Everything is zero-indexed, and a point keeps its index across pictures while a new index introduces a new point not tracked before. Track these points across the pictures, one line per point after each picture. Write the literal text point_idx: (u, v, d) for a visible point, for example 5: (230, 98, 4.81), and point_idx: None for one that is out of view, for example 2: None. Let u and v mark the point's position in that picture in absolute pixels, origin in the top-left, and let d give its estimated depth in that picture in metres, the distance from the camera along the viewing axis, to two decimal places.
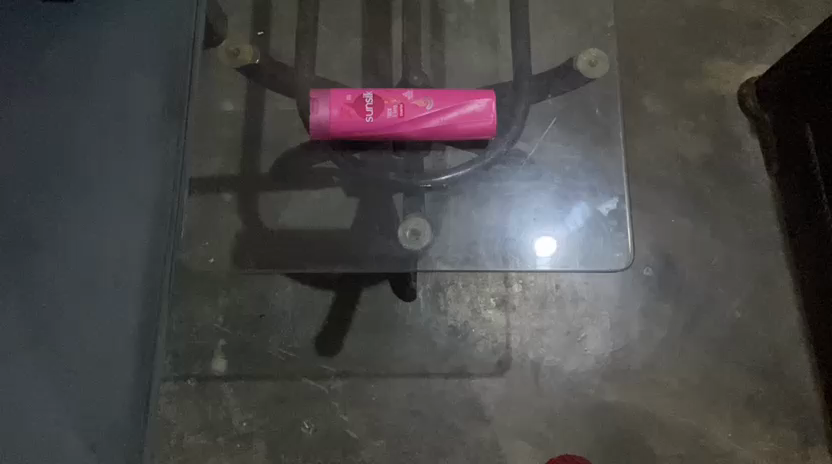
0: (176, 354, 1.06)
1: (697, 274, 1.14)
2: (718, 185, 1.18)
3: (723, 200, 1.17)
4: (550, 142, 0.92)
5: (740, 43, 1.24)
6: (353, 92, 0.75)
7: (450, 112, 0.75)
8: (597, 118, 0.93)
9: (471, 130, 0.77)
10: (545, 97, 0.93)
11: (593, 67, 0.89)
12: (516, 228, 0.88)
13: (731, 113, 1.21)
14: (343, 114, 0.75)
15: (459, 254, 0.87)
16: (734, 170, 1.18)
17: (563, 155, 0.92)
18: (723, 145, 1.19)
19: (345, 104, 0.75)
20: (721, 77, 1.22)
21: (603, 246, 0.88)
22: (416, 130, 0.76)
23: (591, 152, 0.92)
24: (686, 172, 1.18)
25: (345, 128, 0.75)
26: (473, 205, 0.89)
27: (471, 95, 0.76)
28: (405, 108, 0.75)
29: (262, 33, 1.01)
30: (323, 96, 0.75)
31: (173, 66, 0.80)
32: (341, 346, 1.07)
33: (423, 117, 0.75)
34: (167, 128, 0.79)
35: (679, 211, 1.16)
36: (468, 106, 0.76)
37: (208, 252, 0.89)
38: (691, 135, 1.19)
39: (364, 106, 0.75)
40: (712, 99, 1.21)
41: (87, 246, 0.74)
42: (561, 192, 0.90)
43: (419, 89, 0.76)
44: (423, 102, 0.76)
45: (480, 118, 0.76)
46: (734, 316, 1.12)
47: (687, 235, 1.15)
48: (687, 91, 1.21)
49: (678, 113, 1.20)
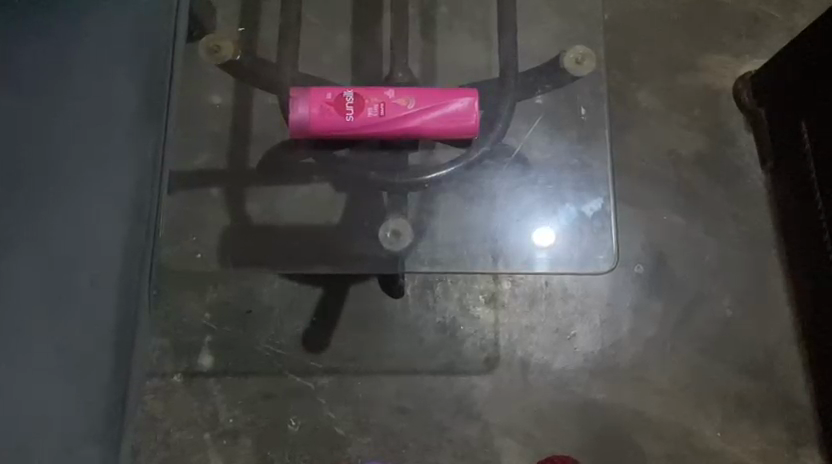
0: (163, 349, 1.05)
1: (688, 271, 1.13)
2: (712, 182, 1.16)
3: (715, 196, 1.16)
4: (536, 141, 0.91)
5: (735, 37, 1.22)
6: (334, 90, 0.74)
7: (432, 112, 0.74)
8: (584, 115, 0.92)
9: (453, 130, 0.76)
10: (533, 94, 0.92)
11: (578, 64, 0.89)
12: (500, 229, 0.87)
13: (725, 109, 1.19)
14: (324, 113, 0.74)
15: (442, 255, 0.86)
16: (728, 166, 1.17)
17: (549, 154, 0.90)
18: (716, 141, 1.18)
19: (326, 102, 0.73)
20: (716, 72, 1.21)
21: (589, 247, 0.86)
22: (397, 130, 0.75)
23: (577, 150, 0.91)
24: (679, 169, 1.17)
25: (326, 127, 0.74)
26: (457, 205, 0.88)
27: (453, 94, 0.75)
28: (386, 107, 0.74)
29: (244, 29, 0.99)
30: (303, 94, 0.74)
31: (155, 61, 0.80)
32: (329, 343, 1.06)
33: (405, 116, 0.74)
34: (147, 125, 0.78)
35: (671, 207, 1.15)
36: (450, 106, 0.75)
37: (195, 247, 0.89)
38: (684, 131, 1.18)
39: (345, 105, 0.73)
40: (707, 95, 1.20)
41: (64, 243, 0.74)
42: (546, 192, 0.89)
43: (401, 89, 0.75)
44: (405, 100, 0.74)
45: (463, 118, 0.75)
46: (725, 314, 1.12)
47: (680, 232, 1.14)
48: (681, 86, 1.20)
49: (671, 108, 1.19)
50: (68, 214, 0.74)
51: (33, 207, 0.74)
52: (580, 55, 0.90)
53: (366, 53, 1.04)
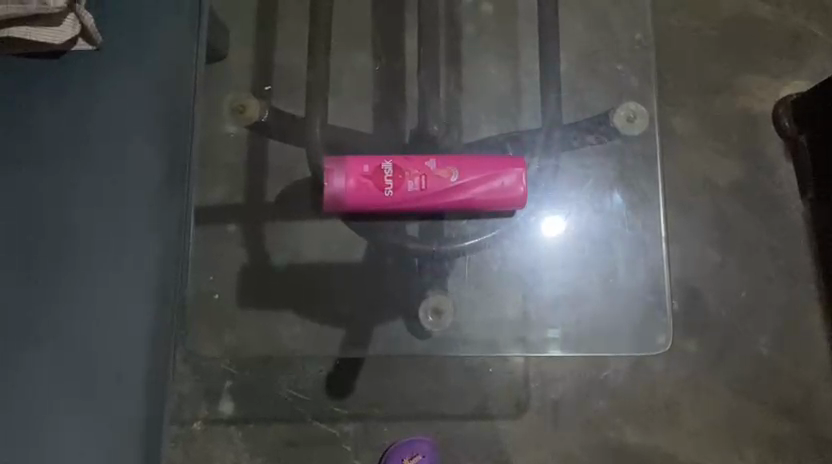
0: (181, 395, 1.02)
1: (724, 309, 1.09)
2: (748, 212, 1.11)
3: (753, 228, 1.11)
4: (582, 209, 0.89)
5: (775, 56, 1.16)
6: (370, 162, 0.69)
7: (477, 186, 0.69)
8: (624, 175, 0.90)
9: (500, 202, 0.70)
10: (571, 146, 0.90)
11: (631, 123, 0.90)
12: (548, 309, 0.87)
13: (764, 135, 1.13)
14: (361, 188, 0.69)
15: (477, 340, 0.87)
16: (766, 194, 1.12)
17: (596, 223, 0.88)
18: (755, 169, 1.12)
19: (363, 176, 0.69)
20: (755, 95, 1.14)
21: (629, 313, 0.87)
22: (439, 203, 0.70)
23: (628, 217, 0.89)
24: (716, 198, 1.12)
25: (362, 203, 0.69)
26: (500, 279, 0.88)
27: (500, 164, 0.70)
28: (427, 180, 0.69)
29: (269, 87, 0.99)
30: (338, 167, 0.69)
31: (172, 130, 0.79)
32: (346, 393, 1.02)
33: (448, 190, 0.69)
34: (169, 200, 0.78)
35: (705, 241, 1.11)
36: (496, 178, 0.70)
37: (212, 286, 0.93)
38: (721, 157, 1.13)
39: (383, 180, 0.69)
40: (744, 119, 1.14)
41: (80, 329, 0.75)
42: (597, 267, 0.88)
43: (442, 158, 0.69)
44: (447, 172, 0.69)
45: (510, 191, 0.70)
46: (760, 353, 1.08)
47: (713, 268, 1.10)
48: (718, 109, 1.14)
49: (708, 133, 1.13)
50: (82, 299, 0.75)
51: (50, 293, 0.76)
52: (632, 112, 0.91)
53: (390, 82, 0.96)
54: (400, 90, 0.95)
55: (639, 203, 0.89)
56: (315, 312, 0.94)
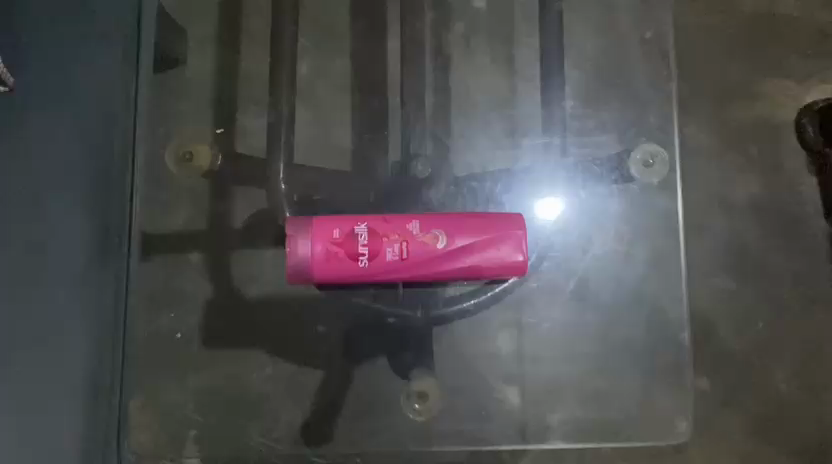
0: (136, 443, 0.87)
1: (739, 341, 0.99)
2: (767, 235, 1.00)
3: (772, 251, 1.00)
4: (593, 275, 0.87)
5: (799, 57, 1.04)
6: (342, 228, 0.64)
7: (465, 252, 0.65)
8: (640, 229, 0.88)
9: (496, 269, 0.65)
10: (576, 184, 0.85)
11: (649, 169, 0.86)
12: (546, 384, 0.87)
13: (786, 147, 1.02)
14: (331, 257, 0.64)
15: (465, 406, 0.86)
16: (787, 214, 1.01)
17: (606, 289, 0.88)
18: (775, 186, 1.01)
19: (333, 243, 0.64)
20: (777, 101, 1.03)
21: (637, 372, 0.87)
22: (425, 270, 0.66)
23: (640, 282, 0.88)
24: (732, 218, 1.01)
25: (334, 273, 0.64)
26: (505, 344, 0.88)
27: (494, 228, 0.65)
28: (409, 245, 0.64)
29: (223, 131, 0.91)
30: (305, 233, 0.64)
31: (110, 186, 0.93)
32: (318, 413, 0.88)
33: (433, 256, 0.65)
34: (116, 258, 0.88)
35: (719, 267, 1.00)
36: (488, 244, 0.65)
37: (173, 326, 0.89)
38: (738, 172, 1.01)
39: (356, 247, 0.64)
40: (764, 129, 1.02)
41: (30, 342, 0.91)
42: (601, 338, 0.87)
43: (423, 222, 0.66)
44: (433, 237, 0.65)
45: (504, 258, 0.66)
46: (776, 390, 0.98)
47: (726, 298, 1.00)
48: (735, 119, 1.02)
49: (723, 146, 1.02)
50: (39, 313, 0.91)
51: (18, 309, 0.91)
52: (649, 155, 0.87)
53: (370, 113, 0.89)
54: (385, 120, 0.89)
55: (635, 246, 0.88)
56: (286, 362, 0.89)
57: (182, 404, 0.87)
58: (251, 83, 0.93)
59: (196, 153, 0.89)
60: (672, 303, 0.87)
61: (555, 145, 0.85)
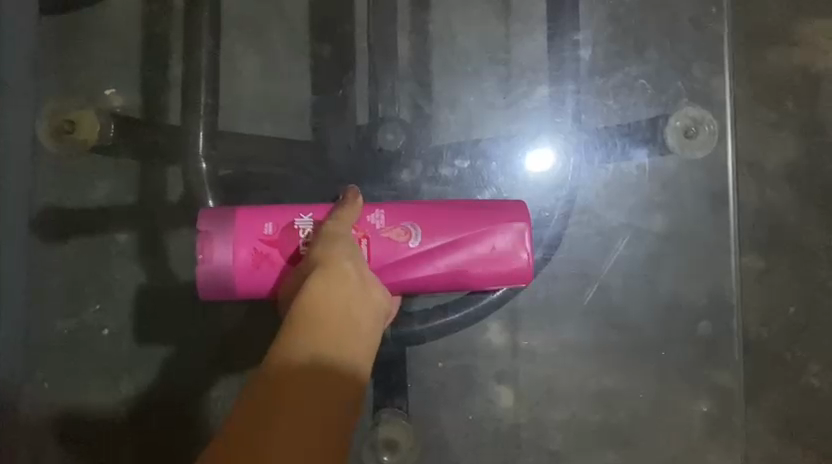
0: (61, 443, 0.72)
1: (766, 328, 0.85)
2: (804, 207, 0.86)
3: (809, 223, 0.85)
4: (617, 266, 0.72)
5: None
6: (278, 221, 0.55)
7: (443, 251, 0.57)
8: (671, 200, 0.72)
9: (467, 277, 0.57)
10: (591, 150, 0.71)
11: (690, 139, 0.70)
12: (560, 386, 0.72)
13: (830, 100, 0.86)
14: (261, 257, 0.54)
15: (454, 413, 0.72)
16: (827, 180, 0.86)
17: (632, 278, 0.72)
18: (814, 147, 0.86)
19: (264, 242, 0.54)
20: (819, 44, 0.87)
21: (654, 376, 0.72)
22: (388, 275, 0.57)
23: (670, 267, 0.72)
24: (762, 185, 0.86)
25: (266, 274, 0.55)
26: (508, 349, 0.73)
27: (472, 227, 0.57)
28: (364, 242, 0.56)
29: (112, 91, 0.75)
30: (228, 231, 0.54)
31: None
32: (329, 314, 0.43)
33: (401, 254, 0.56)
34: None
35: (747, 243, 0.86)
36: (464, 251, 0.57)
37: (99, 320, 0.74)
38: (772, 130, 0.86)
39: (296, 245, 0.55)
40: (803, 80, 0.86)
41: None
42: (625, 337, 0.72)
43: (388, 214, 0.57)
44: (399, 234, 0.57)
45: (482, 265, 0.57)
46: (809, 385, 0.85)
47: (755, 278, 0.86)
48: (769, 67, 0.86)
49: (755, 99, 0.86)
50: None
51: None
52: (692, 122, 0.71)
53: (326, 65, 0.73)
54: (347, 73, 0.72)
55: (666, 226, 0.72)
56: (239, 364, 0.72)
57: (112, 412, 0.73)
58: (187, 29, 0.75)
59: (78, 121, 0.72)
60: (700, 290, 0.72)
61: (570, 105, 0.70)
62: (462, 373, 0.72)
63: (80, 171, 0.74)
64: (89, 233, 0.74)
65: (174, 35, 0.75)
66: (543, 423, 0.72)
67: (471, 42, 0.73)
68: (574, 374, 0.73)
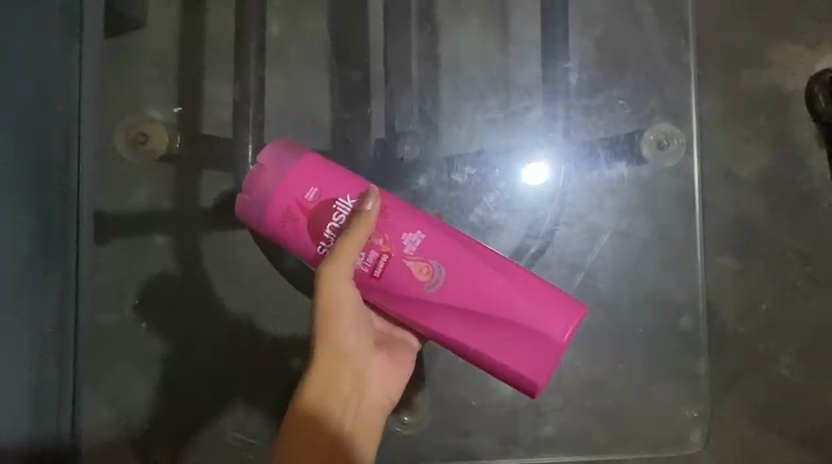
0: (111, 426, 0.81)
1: (741, 325, 0.94)
2: (775, 214, 0.95)
3: (779, 228, 0.95)
4: (602, 265, 0.81)
5: (813, 20, 0.97)
6: (324, 192, 0.59)
7: (462, 305, 0.59)
8: (653, 205, 0.81)
9: (469, 353, 0.60)
10: (581, 159, 0.80)
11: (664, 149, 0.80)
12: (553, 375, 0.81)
13: (796, 118, 0.96)
14: (290, 218, 0.59)
15: (457, 398, 0.80)
16: (794, 190, 0.95)
17: (614, 275, 0.81)
18: (783, 160, 0.95)
19: (300, 205, 0.59)
20: (787, 68, 0.96)
21: (637, 365, 0.81)
22: (396, 299, 0.60)
23: (650, 268, 0.81)
24: (738, 193, 0.95)
25: (289, 232, 0.59)
26: None
27: (504, 317, 0.58)
28: (384, 259, 0.59)
29: (179, 110, 0.83)
30: (277, 177, 0.59)
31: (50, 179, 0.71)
32: (339, 386, 0.59)
33: (413, 290, 0.59)
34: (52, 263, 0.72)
35: (724, 247, 0.94)
36: (489, 326, 0.59)
37: (139, 314, 0.82)
38: (745, 145, 0.95)
39: (323, 223, 0.59)
40: (773, 99, 0.96)
41: None
42: (614, 330, 0.81)
43: (423, 244, 0.59)
44: (422, 273, 0.59)
45: (495, 356, 0.59)
46: (781, 376, 0.93)
47: (732, 279, 0.94)
48: (744, 86, 0.96)
49: (730, 116, 0.95)
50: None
51: None
52: (664, 136, 0.80)
53: (346, 86, 0.82)
54: (364, 94, 0.82)
55: (645, 230, 0.81)
56: (260, 354, 0.81)
57: (147, 398, 0.81)
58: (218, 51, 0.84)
59: (149, 133, 0.81)
60: (681, 288, 0.81)
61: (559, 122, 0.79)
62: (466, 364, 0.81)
63: (123, 180, 0.82)
64: (129, 235, 0.82)
65: (209, 60, 0.84)
66: (539, 408, 0.81)
67: (473, 66, 0.82)
68: (565, 363, 0.81)
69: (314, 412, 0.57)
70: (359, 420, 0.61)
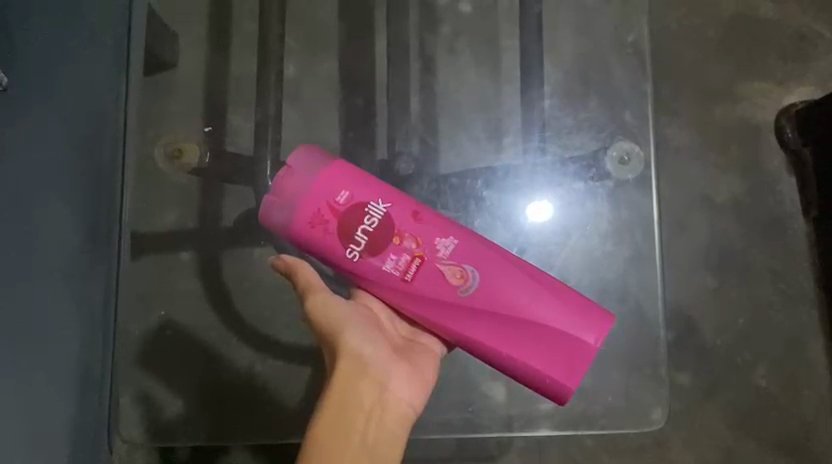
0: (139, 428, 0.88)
1: (719, 338, 1.01)
2: (749, 236, 1.03)
3: (752, 248, 1.02)
4: (578, 274, 0.87)
5: (780, 59, 1.06)
6: (354, 196, 0.65)
7: (492, 310, 0.66)
8: (623, 213, 0.88)
9: (495, 357, 0.67)
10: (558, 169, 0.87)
11: (624, 167, 0.88)
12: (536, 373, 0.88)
13: (767, 148, 1.04)
14: (320, 221, 0.65)
15: (453, 398, 0.88)
16: (767, 213, 1.03)
17: (584, 278, 0.88)
18: (754, 185, 1.04)
19: (332, 208, 0.65)
20: (758, 102, 1.05)
21: (619, 371, 0.88)
22: (428, 303, 0.66)
23: (626, 279, 0.88)
24: (714, 216, 1.03)
25: (318, 235, 0.65)
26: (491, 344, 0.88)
27: (530, 320, 0.65)
28: (417, 263, 0.65)
29: (210, 130, 0.92)
30: (312, 182, 0.65)
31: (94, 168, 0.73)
32: (356, 402, 0.63)
33: (446, 293, 0.66)
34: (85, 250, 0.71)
35: (702, 266, 1.02)
36: (516, 329, 0.66)
37: (163, 322, 0.89)
38: (719, 172, 1.04)
39: (355, 224, 0.65)
40: (744, 131, 1.05)
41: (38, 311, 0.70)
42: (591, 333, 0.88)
43: (456, 249, 0.66)
44: (457, 277, 0.65)
45: (521, 358, 0.66)
46: (758, 386, 1.00)
47: (711, 296, 1.02)
48: (718, 118, 1.05)
49: (705, 146, 1.04)
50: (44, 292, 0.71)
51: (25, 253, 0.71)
52: (624, 153, 0.88)
53: (354, 117, 0.92)
54: (371, 122, 0.91)
55: (621, 246, 0.88)
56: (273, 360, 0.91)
57: (170, 403, 0.89)
58: (241, 86, 0.95)
59: (182, 149, 0.89)
60: (652, 302, 0.88)
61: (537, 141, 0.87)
62: (463, 370, 0.88)
63: (151, 200, 0.90)
64: (156, 252, 0.89)
65: (232, 95, 0.94)
66: (529, 410, 0.88)
67: (467, 98, 0.92)
68: None
69: (325, 428, 0.63)
70: (387, 435, 0.64)
